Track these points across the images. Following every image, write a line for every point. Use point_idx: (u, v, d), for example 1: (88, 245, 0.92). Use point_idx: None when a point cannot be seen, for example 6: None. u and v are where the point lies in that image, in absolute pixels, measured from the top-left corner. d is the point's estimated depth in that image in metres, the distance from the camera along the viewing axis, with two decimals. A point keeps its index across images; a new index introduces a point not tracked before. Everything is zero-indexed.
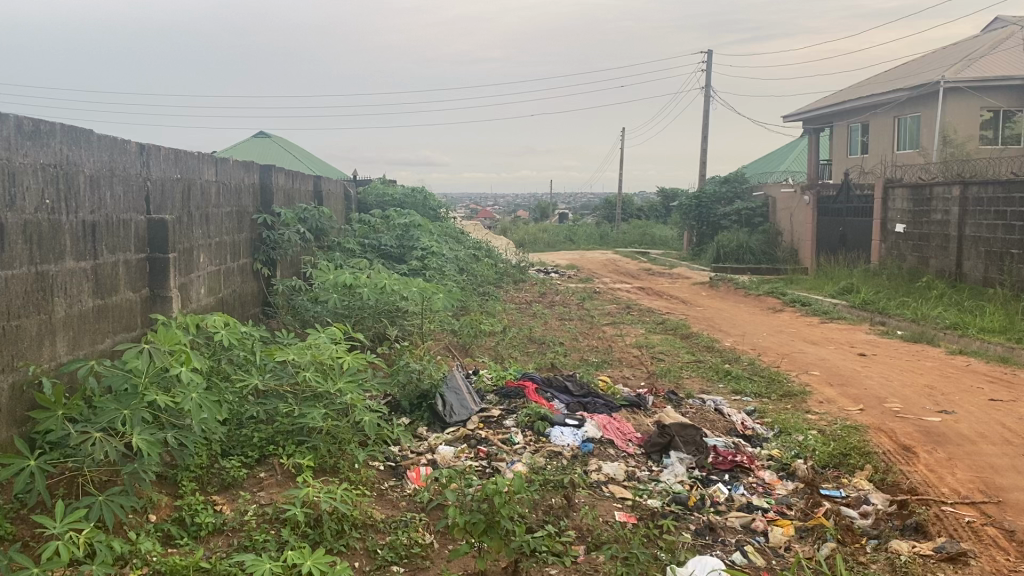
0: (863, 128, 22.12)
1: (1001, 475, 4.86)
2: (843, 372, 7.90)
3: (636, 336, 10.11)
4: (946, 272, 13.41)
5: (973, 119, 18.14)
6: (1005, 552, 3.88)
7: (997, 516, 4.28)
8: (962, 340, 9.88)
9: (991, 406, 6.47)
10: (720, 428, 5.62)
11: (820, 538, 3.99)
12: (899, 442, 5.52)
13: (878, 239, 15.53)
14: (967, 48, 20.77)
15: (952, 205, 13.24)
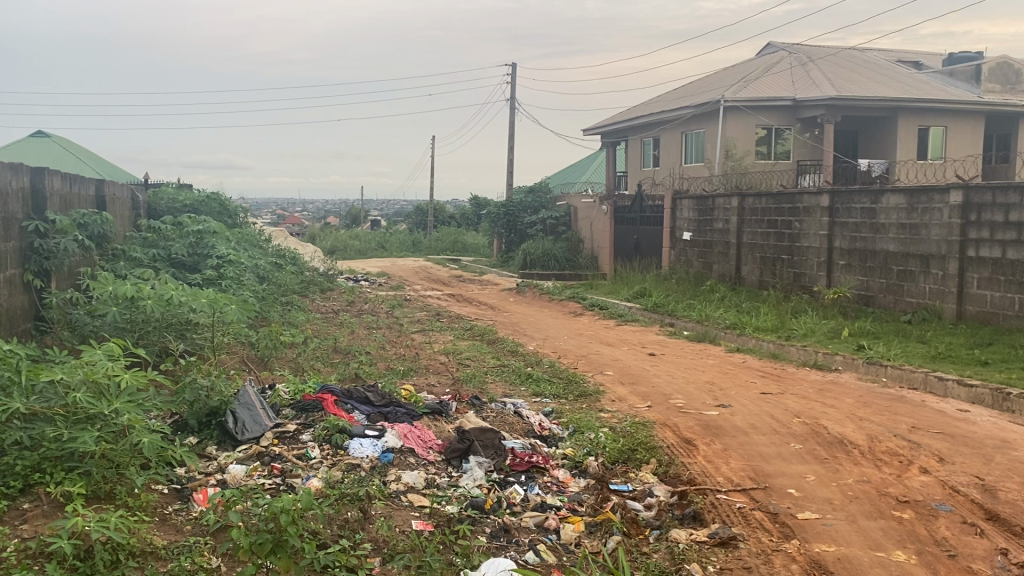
0: (655, 142, 23.54)
1: (769, 462, 5.32)
2: (633, 372, 8.35)
3: (443, 342, 10.20)
4: (727, 277, 14.54)
5: (750, 135, 19.74)
6: (770, 533, 4.24)
7: (763, 500, 4.68)
8: (739, 339, 10.74)
9: (762, 399, 7.06)
10: (518, 430, 5.77)
11: (607, 533, 4.19)
12: (682, 436, 5.90)
13: (668, 245, 16.56)
14: (745, 70, 22.64)
15: (731, 215, 14.37)
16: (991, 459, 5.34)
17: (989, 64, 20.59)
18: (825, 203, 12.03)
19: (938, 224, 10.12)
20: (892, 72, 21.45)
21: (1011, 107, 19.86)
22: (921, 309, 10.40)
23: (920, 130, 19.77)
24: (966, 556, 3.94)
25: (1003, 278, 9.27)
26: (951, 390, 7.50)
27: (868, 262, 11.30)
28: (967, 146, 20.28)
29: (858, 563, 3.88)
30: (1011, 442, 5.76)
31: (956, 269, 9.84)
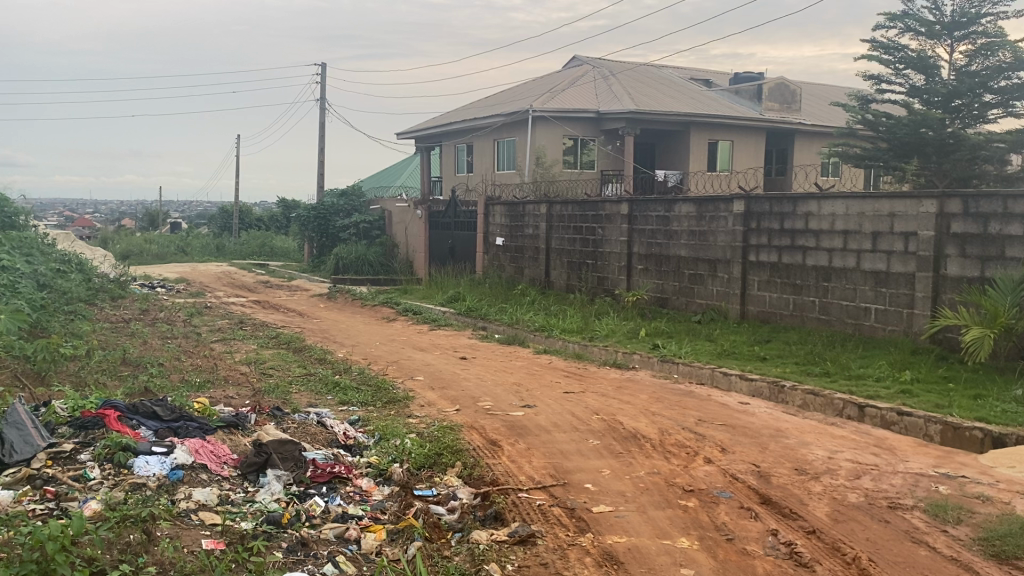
0: (467, 149, 23.86)
1: (569, 459, 5.51)
2: (443, 376, 8.39)
3: (246, 352, 9.79)
4: (536, 280, 14.97)
5: (557, 144, 20.40)
6: (566, 528, 4.39)
7: (562, 496, 4.84)
8: (547, 340, 11.08)
9: (565, 398, 7.31)
10: (321, 440, 5.63)
11: (409, 539, 4.18)
12: (487, 437, 6.00)
13: (481, 250, 16.82)
14: (552, 81, 23.42)
15: (540, 221, 14.81)
16: (767, 447, 5.81)
17: (769, 84, 22.46)
18: (625, 211, 12.65)
19: (724, 231, 10.90)
20: (685, 88, 22.91)
21: (787, 124, 21.78)
22: (709, 309, 11.16)
23: (710, 143, 21.26)
24: (742, 539, 4.25)
25: (780, 281, 10.14)
26: (735, 384, 8.09)
27: (663, 266, 12.00)
28: (751, 159, 22.05)
29: (646, 552, 4.10)
30: (784, 431, 6.29)
31: (740, 272, 10.64)
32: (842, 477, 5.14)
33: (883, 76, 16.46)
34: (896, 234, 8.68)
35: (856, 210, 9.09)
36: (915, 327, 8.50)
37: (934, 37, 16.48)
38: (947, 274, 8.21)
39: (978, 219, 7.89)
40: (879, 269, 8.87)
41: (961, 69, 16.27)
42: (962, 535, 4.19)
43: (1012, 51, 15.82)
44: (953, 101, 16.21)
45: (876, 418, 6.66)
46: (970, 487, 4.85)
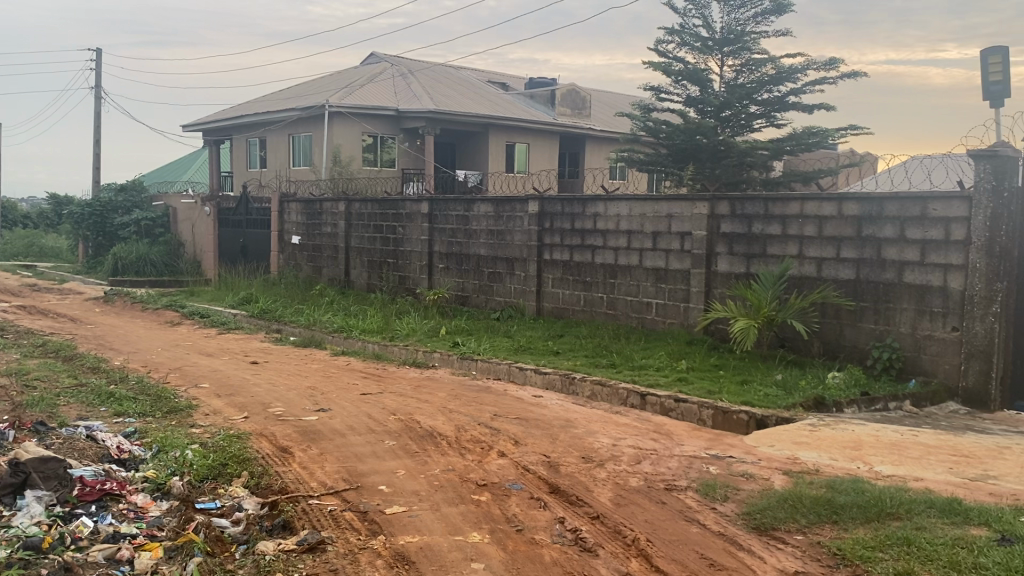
0: (261, 144, 22.97)
1: (362, 462, 5.43)
2: (232, 382, 8.02)
3: (6, 362, 8.87)
4: (336, 280, 14.69)
5: (355, 141, 20.09)
6: (358, 532, 4.32)
7: (354, 500, 4.76)
8: (345, 341, 10.87)
9: (361, 400, 7.21)
10: (90, 455, 5.20)
11: (188, 555, 3.96)
12: (278, 444, 5.79)
13: (276, 249, 16.27)
14: (350, 77, 23.04)
15: (339, 219, 14.53)
16: (556, 438, 6.02)
17: (562, 90, 23.34)
18: (425, 210, 12.68)
19: (520, 230, 11.19)
20: (482, 91, 23.30)
21: (578, 129, 22.72)
22: (507, 307, 11.42)
23: (507, 145, 21.76)
24: (531, 528, 4.38)
25: (571, 278, 10.55)
26: (530, 378, 8.33)
27: (462, 265, 12.15)
28: (545, 161, 22.80)
29: (437, 549, 4.11)
30: (573, 421, 6.55)
31: (534, 270, 10.96)
32: (625, 462, 5.42)
33: (663, 86, 17.54)
34: (674, 234, 9.27)
35: (639, 211, 9.63)
36: (692, 320, 9.12)
37: (707, 52, 17.80)
38: (719, 270, 8.88)
39: (744, 220, 8.60)
40: (659, 266, 9.45)
41: (730, 81, 17.67)
42: (729, 511, 4.53)
43: (772, 67, 17.43)
44: (724, 112, 17.57)
45: (656, 406, 7.08)
46: (735, 466, 5.27)
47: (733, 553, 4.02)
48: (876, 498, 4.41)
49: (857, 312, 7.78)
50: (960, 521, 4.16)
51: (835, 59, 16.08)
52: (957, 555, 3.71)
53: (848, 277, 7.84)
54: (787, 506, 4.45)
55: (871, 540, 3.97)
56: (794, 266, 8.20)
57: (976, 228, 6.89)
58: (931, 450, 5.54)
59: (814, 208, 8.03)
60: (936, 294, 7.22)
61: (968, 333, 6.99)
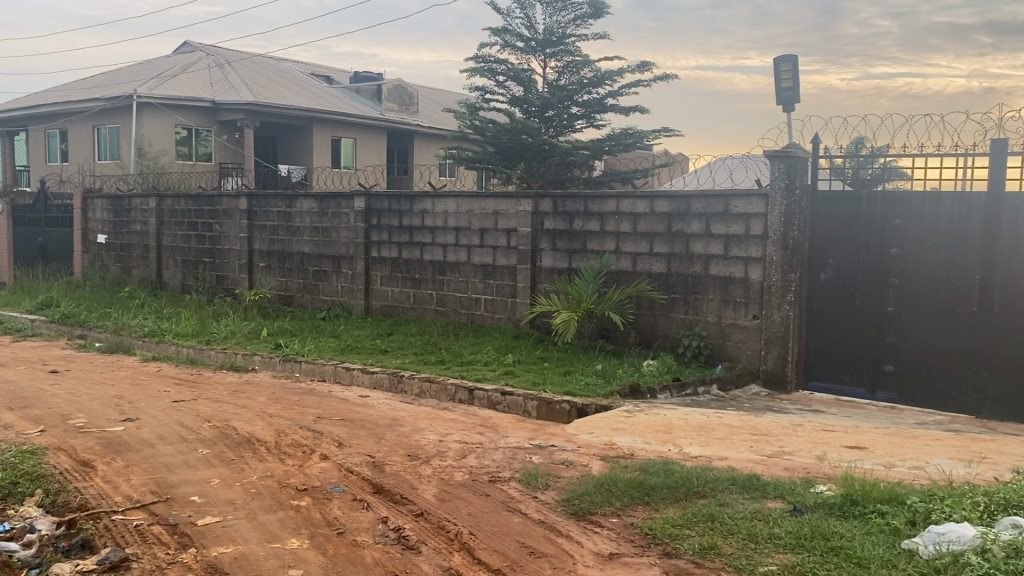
0: (61, 135, 21.29)
1: (174, 472, 5.15)
2: (26, 394, 7.38)
3: None
4: (147, 281, 13.87)
5: (168, 134, 19.01)
6: (166, 546, 4.09)
7: (164, 513, 4.50)
8: (158, 346, 10.27)
9: (173, 408, 6.83)
10: None
11: None
12: (78, 458, 5.39)
13: (80, 249, 15.15)
14: (162, 66, 21.79)
15: (149, 216, 13.71)
16: (382, 437, 5.95)
17: (387, 86, 23.16)
18: (244, 206, 12.19)
19: (345, 227, 10.99)
20: (306, 84, 22.68)
21: (405, 125, 22.60)
22: (334, 305, 11.20)
23: (332, 139, 21.31)
24: (352, 530, 4.30)
25: (400, 276, 10.49)
26: (356, 377, 8.20)
27: (285, 263, 11.79)
28: (373, 157, 22.54)
29: (253, 558, 3.96)
30: (399, 419, 6.50)
31: (362, 267, 10.80)
32: (450, 458, 5.44)
33: (488, 86, 17.74)
34: (500, 230, 9.41)
35: (465, 208, 9.70)
36: (518, 314, 9.29)
37: (529, 52, 18.18)
38: (543, 265, 9.10)
39: (565, 217, 8.86)
40: (486, 262, 9.56)
41: (552, 83, 18.14)
42: (549, 499, 4.64)
43: (591, 69, 18.05)
44: (547, 112, 18.07)
45: (483, 400, 7.16)
46: (556, 455, 5.41)
47: (552, 540, 4.11)
48: (684, 479, 4.66)
49: (669, 303, 8.20)
50: (759, 496, 4.47)
51: (648, 63, 16.85)
52: (755, 528, 3.98)
53: (661, 271, 8.24)
54: (603, 490, 4.61)
55: (680, 518, 4.18)
56: (613, 261, 8.53)
57: (772, 224, 7.42)
58: (735, 430, 5.92)
59: (629, 206, 8.38)
60: (739, 285, 7.72)
61: (766, 321, 7.53)
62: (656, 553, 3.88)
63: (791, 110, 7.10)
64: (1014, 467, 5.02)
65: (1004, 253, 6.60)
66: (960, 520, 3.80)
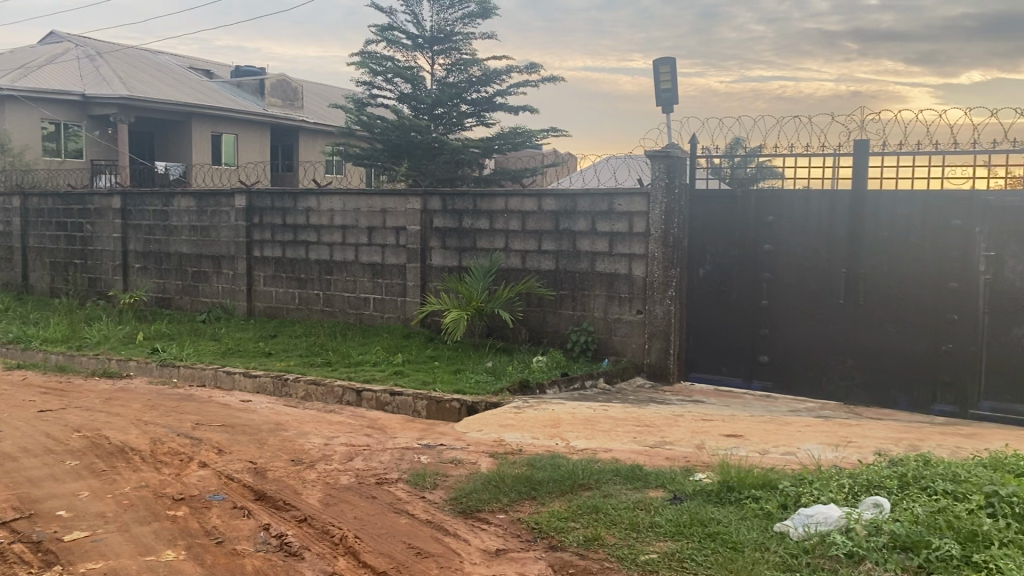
0: None
1: (38, 487, 4.87)
2: None
3: None
4: (11, 285, 13.06)
5: (33, 129, 17.95)
6: (30, 565, 3.86)
7: (27, 530, 4.25)
8: (22, 353, 9.69)
9: (38, 418, 6.45)
10: None
11: None
12: None
13: None
14: (25, 57, 20.56)
15: (13, 215, 12.92)
16: (265, 442, 5.79)
17: (271, 81, 22.59)
18: (117, 205, 11.65)
19: (226, 226, 10.65)
20: (184, 78, 21.85)
21: (290, 121, 22.10)
22: (215, 307, 10.83)
23: (213, 135, 20.61)
24: (232, 540, 4.17)
25: (284, 276, 10.24)
26: (238, 382, 7.95)
27: (163, 264, 11.33)
28: (257, 154, 21.93)
29: (124, 573, 3.78)
30: (283, 424, 6.34)
31: (245, 268, 10.49)
32: (336, 461, 5.35)
33: (374, 82, 17.52)
34: (388, 229, 9.31)
35: (352, 206, 9.56)
36: (408, 313, 9.22)
37: (416, 49, 18.10)
38: (432, 264, 9.06)
39: (454, 215, 8.85)
40: (375, 261, 9.45)
41: (440, 80, 18.09)
42: (437, 498, 4.62)
43: (479, 68, 18.08)
44: (436, 109, 18.04)
45: (371, 401, 7.07)
46: (444, 454, 5.39)
47: (439, 539, 4.09)
48: (570, 472, 4.72)
49: (557, 300, 8.31)
50: (641, 486, 4.58)
51: (536, 64, 17.01)
52: (637, 517, 4.07)
53: (549, 268, 8.35)
54: (491, 487, 4.62)
55: (565, 511, 4.23)
56: (502, 259, 8.57)
57: (654, 221, 7.64)
58: (620, 422, 6.05)
59: (517, 204, 8.45)
60: (623, 281, 7.90)
61: (650, 316, 7.74)
62: (542, 547, 3.91)
63: (670, 110, 7.30)
64: (878, 449, 5.32)
65: (867, 248, 6.96)
66: (827, 502, 4.00)
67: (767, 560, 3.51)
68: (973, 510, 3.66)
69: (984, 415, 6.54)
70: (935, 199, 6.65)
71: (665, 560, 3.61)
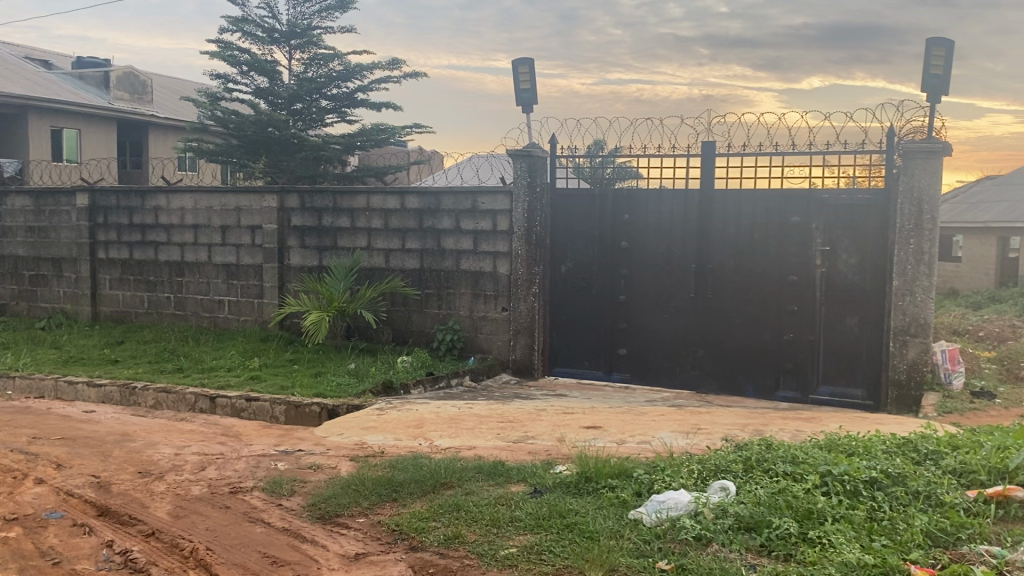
0: None
1: None
2: None
3: None
4: None
5: None
6: None
7: None
8: None
9: None
10: None
11: None
12: None
13: None
14: None
15: None
16: (109, 455, 5.48)
17: (116, 73, 21.44)
18: None
19: (67, 226, 10.03)
20: (18, 68, 20.40)
21: (139, 116, 21.03)
22: (55, 313, 10.17)
23: (52, 130, 19.36)
24: (71, 559, 3.93)
25: (132, 278, 9.74)
26: (81, 392, 7.49)
27: None
28: (101, 151, 20.75)
29: None
30: (130, 434, 6.03)
31: (88, 270, 9.90)
32: (187, 472, 5.12)
33: (229, 76, 16.90)
34: (243, 228, 9.01)
35: (204, 204, 9.19)
36: (266, 315, 8.95)
37: (272, 43, 17.63)
38: (291, 264, 8.83)
39: (313, 213, 8.66)
40: (230, 262, 9.12)
41: (298, 74, 17.68)
42: (295, 505, 4.50)
43: (339, 62, 17.75)
44: (295, 104, 17.62)
45: (227, 408, 6.82)
46: (303, 459, 5.27)
47: (296, 546, 3.99)
48: (431, 472, 4.71)
49: (421, 299, 8.28)
50: (502, 482, 4.62)
51: (398, 60, 16.87)
52: (497, 513, 4.10)
53: (412, 267, 8.30)
54: (350, 491, 4.55)
55: (426, 511, 4.22)
56: (364, 258, 8.46)
57: (517, 219, 7.75)
58: (482, 420, 6.09)
59: (379, 202, 8.35)
60: (487, 279, 7.96)
61: (515, 313, 7.85)
62: (402, 548, 3.88)
63: (530, 110, 7.41)
64: (725, 435, 5.59)
65: (717, 244, 7.29)
66: (678, 488, 4.15)
67: (621, 547, 3.61)
68: (809, 489, 3.89)
69: (823, 399, 6.98)
70: (778, 197, 7.03)
71: (524, 554, 3.65)
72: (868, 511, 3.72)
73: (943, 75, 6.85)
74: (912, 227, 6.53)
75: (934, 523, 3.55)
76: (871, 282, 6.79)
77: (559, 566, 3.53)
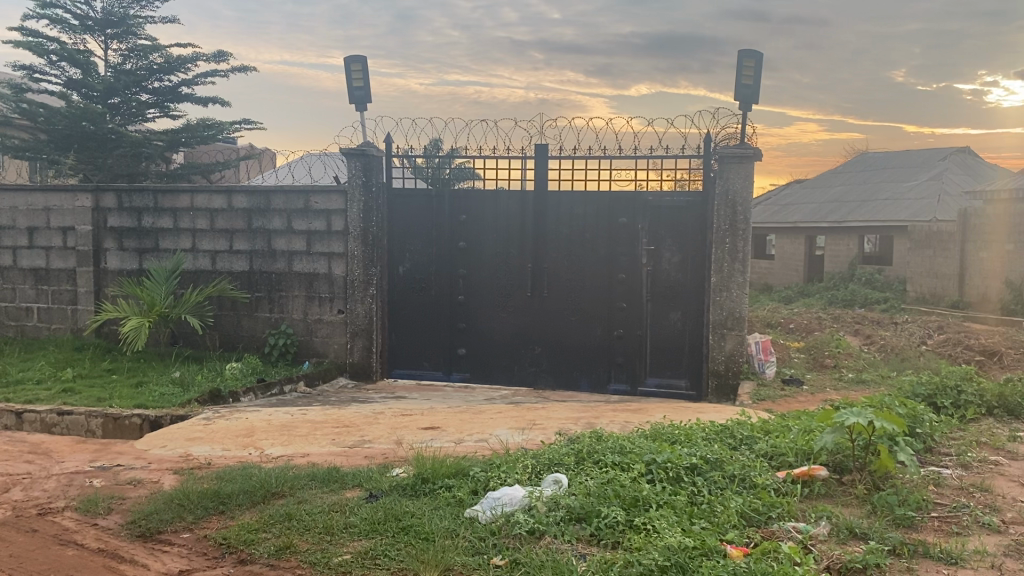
0: None
1: None
2: None
3: None
4: None
5: None
6: None
7: None
8: None
9: None
10: None
11: None
12: None
13: None
14: None
15: None
16: None
17: None
18: None
19: None
20: None
21: None
22: None
23: None
24: None
25: None
26: None
27: None
28: None
29: None
30: None
31: None
32: None
33: (36, 66, 15.71)
34: (53, 229, 8.40)
35: (8, 203, 8.52)
36: (80, 323, 8.36)
37: (85, 32, 16.55)
38: (108, 267, 8.31)
39: (132, 213, 8.18)
40: (38, 267, 8.48)
41: (115, 66, 16.75)
42: (112, 524, 4.23)
43: (159, 55, 16.96)
44: (111, 97, 16.57)
45: (35, 423, 6.32)
46: (121, 475, 4.96)
47: (113, 568, 3.75)
48: (261, 482, 4.56)
49: (252, 302, 8.01)
50: (337, 488, 4.53)
51: (224, 52, 16.24)
52: (331, 520, 4.02)
53: (242, 270, 8.01)
54: (174, 505, 4.33)
55: (255, 523, 4.07)
56: (188, 260, 8.08)
57: (352, 220, 7.64)
58: (317, 426, 5.96)
59: (204, 201, 8.00)
60: (322, 280, 7.81)
61: (351, 315, 7.74)
62: (229, 563, 3.73)
63: (364, 108, 7.32)
64: (559, 429, 5.74)
65: (550, 243, 7.47)
66: (513, 484, 4.23)
67: (456, 546, 3.62)
68: (636, 478, 4.06)
69: (650, 391, 7.29)
70: (607, 198, 7.29)
71: (358, 560, 3.60)
72: (688, 496, 3.93)
73: (754, 85, 7.34)
74: (727, 228, 6.96)
75: (749, 504, 3.80)
76: (692, 279, 7.18)
77: (393, 568, 3.51)
